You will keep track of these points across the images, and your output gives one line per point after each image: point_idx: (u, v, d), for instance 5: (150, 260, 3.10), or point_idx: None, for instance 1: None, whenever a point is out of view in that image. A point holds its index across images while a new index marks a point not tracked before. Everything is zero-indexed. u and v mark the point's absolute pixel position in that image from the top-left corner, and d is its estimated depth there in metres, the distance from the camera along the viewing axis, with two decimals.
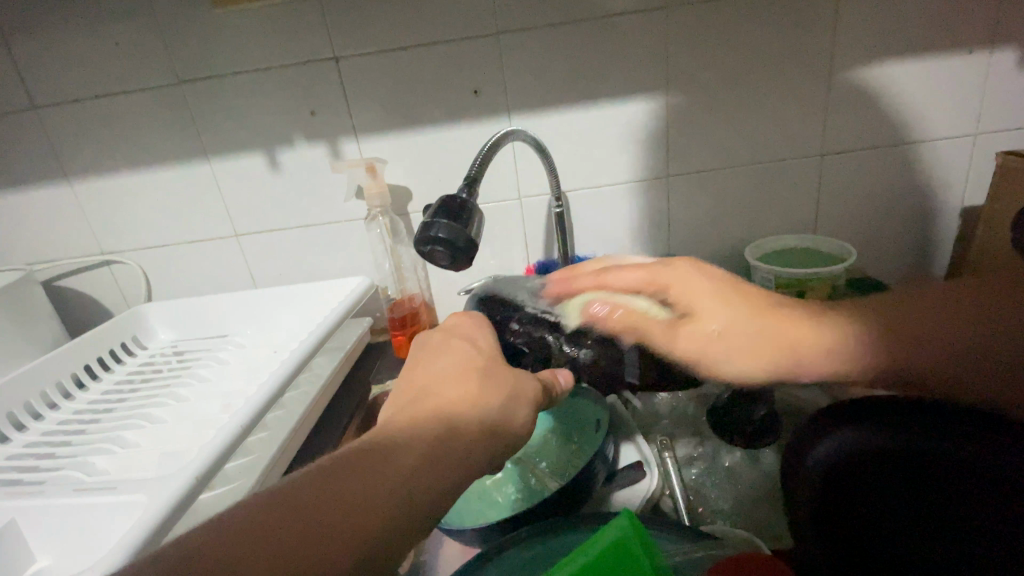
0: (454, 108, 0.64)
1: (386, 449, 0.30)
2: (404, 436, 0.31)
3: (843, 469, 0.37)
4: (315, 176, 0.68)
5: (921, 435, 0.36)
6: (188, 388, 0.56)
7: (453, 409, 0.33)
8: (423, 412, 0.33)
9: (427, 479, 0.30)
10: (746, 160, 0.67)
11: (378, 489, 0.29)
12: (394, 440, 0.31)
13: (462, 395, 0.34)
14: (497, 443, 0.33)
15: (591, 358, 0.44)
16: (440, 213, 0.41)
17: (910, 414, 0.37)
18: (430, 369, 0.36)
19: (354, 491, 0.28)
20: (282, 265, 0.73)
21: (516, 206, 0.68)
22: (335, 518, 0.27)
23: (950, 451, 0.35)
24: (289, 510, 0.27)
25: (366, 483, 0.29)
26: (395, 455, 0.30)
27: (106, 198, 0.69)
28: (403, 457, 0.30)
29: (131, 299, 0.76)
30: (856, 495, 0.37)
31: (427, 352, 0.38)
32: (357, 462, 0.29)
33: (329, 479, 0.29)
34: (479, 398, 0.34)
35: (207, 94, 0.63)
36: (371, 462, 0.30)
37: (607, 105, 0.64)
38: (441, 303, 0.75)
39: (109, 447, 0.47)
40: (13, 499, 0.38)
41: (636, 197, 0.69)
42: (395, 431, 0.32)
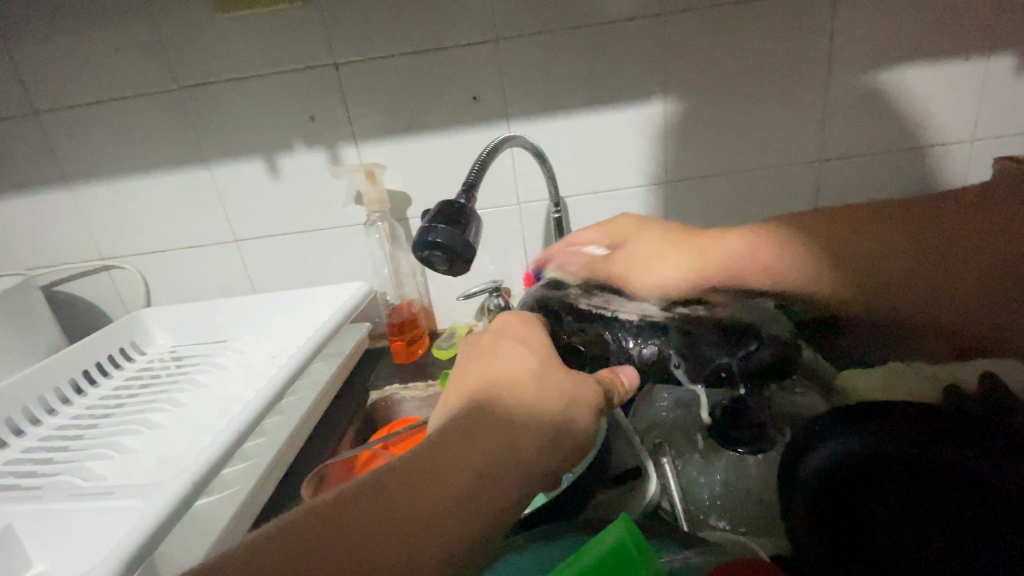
0: (452, 115, 0.64)
1: (446, 457, 0.31)
2: (466, 442, 0.31)
3: (844, 478, 0.32)
4: (313, 182, 0.68)
5: (951, 442, 0.29)
6: (186, 393, 0.56)
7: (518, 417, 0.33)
8: (480, 416, 0.33)
9: (491, 483, 0.31)
10: (744, 166, 0.68)
11: (439, 498, 0.30)
12: (450, 448, 0.31)
13: (520, 396, 0.34)
14: (561, 444, 0.34)
15: (650, 353, 0.46)
16: (440, 218, 0.41)
17: (936, 416, 0.30)
18: (487, 367, 0.37)
19: (414, 500, 0.29)
20: (280, 271, 0.74)
21: (515, 212, 0.68)
22: (405, 531, 0.28)
23: (986, 462, 0.28)
24: (348, 521, 0.29)
25: (427, 492, 0.30)
26: (455, 462, 0.31)
27: (106, 203, 0.69)
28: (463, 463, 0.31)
29: (130, 304, 0.76)
30: (866, 509, 0.32)
31: (478, 354, 0.39)
32: (419, 470, 0.31)
33: (392, 493, 0.30)
34: (538, 401, 0.34)
35: (207, 100, 0.64)
36: (432, 471, 0.31)
37: (605, 111, 0.64)
38: (440, 308, 0.75)
39: (107, 452, 0.47)
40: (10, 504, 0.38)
41: (634, 203, 0.69)
42: (454, 433, 0.32)
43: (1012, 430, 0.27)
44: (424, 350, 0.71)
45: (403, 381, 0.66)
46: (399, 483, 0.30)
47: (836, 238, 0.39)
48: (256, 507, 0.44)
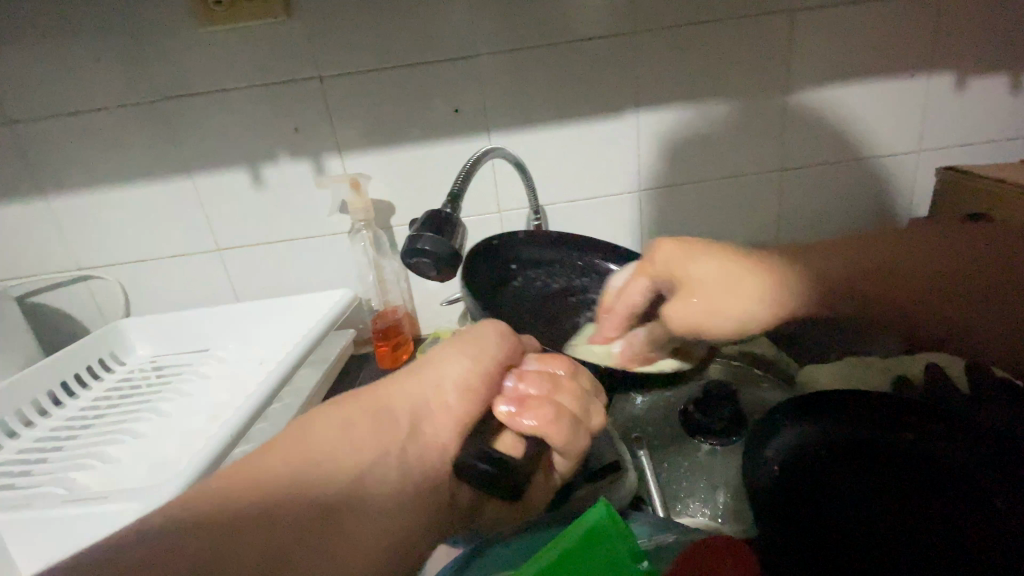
0: (435, 126, 0.66)
1: (323, 461, 0.34)
2: (362, 442, 0.36)
3: (805, 455, 0.42)
4: (297, 191, 0.69)
5: (856, 425, 0.42)
6: (170, 402, 0.57)
7: (419, 411, 0.39)
8: (381, 423, 0.37)
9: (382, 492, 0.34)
10: (712, 176, 0.72)
11: (318, 495, 0.32)
12: (344, 455, 0.34)
13: (444, 401, 0.39)
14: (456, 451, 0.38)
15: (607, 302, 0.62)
16: (425, 226, 0.43)
17: (847, 404, 0.43)
18: (432, 375, 0.41)
19: (296, 490, 0.31)
20: (263, 279, 0.74)
21: (496, 219, 0.70)
22: (275, 514, 0.30)
23: (879, 436, 0.41)
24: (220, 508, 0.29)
25: (298, 490, 0.31)
26: (335, 469, 0.34)
27: (84, 213, 0.69)
28: (343, 470, 0.34)
29: (108, 314, 0.75)
30: (811, 479, 0.41)
31: (415, 369, 0.42)
32: (286, 473, 0.32)
33: (268, 486, 0.31)
34: (454, 405, 0.39)
35: (191, 111, 0.64)
36: (308, 470, 0.33)
37: (582, 123, 0.68)
38: (423, 314, 0.76)
39: (91, 462, 0.47)
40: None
41: (610, 210, 0.72)
42: (356, 444, 0.35)
43: (897, 418, 0.41)
44: (408, 355, 0.72)
45: None
46: (263, 476, 0.31)
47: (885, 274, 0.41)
48: None
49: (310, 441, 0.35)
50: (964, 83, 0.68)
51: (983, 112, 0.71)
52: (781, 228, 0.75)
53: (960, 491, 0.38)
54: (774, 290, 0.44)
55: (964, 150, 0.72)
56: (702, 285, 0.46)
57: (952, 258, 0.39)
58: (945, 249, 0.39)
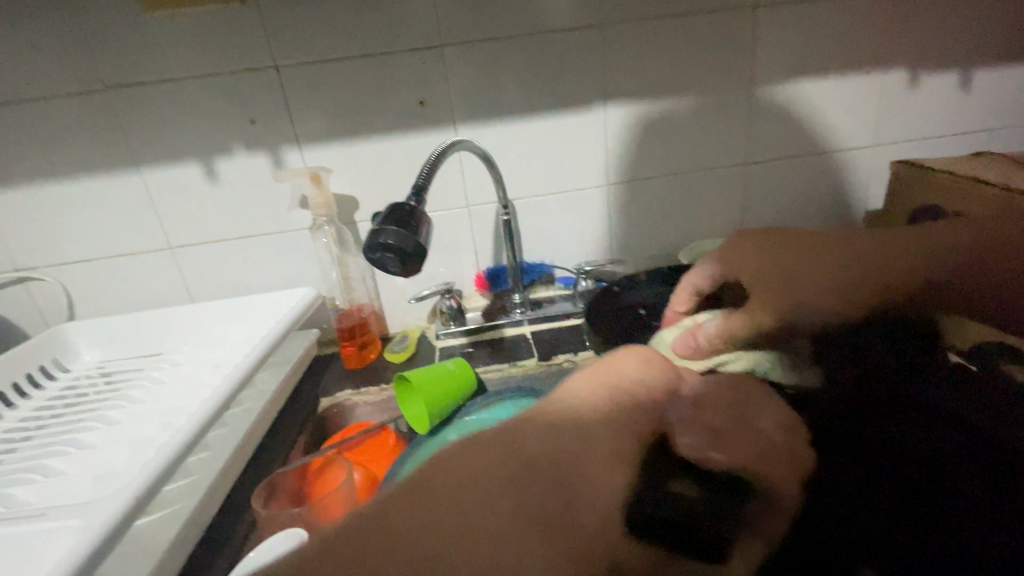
0: (401, 118, 0.64)
1: (440, 477, 0.26)
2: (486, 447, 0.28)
3: None
4: (255, 186, 0.66)
5: None
6: (120, 410, 0.53)
7: (537, 414, 0.31)
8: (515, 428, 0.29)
9: (533, 513, 0.25)
10: (679, 170, 0.72)
11: (455, 522, 0.24)
12: (442, 468, 0.27)
13: (591, 399, 0.32)
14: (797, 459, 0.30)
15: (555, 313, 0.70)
16: (390, 221, 0.41)
17: None
18: (615, 370, 0.34)
19: (409, 523, 0.24)
20: (220, 278, 0.71)
21: (465, 214, 0.69)
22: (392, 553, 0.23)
23: None
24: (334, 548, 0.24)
25: (428, 519, 0.24)
26: (459, 484, 0.26)
27: (22, 210, 0.64)
28: (469, 485, 0.26)
29: (51, 319, 0.70)
30: None
31: (597, 364, 0.37)
32: (412, 495, 0.25)
33: (385, 514, 0.25)
34: (710, 391, 0.33)
35: (139, 101, 0.61)
36: (429, 490, 0.25)
37: (550, 116, 0.67)
38: (391, 312, 0.74)
39: (31, 477, 0.44)
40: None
41: (579, 204, 0.72)
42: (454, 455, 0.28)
43: None
44: (376, 355, 0.70)
45: (355, 386, 0.65)
46: (389, 507, 0.25)
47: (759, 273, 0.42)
48: (201, 524, 0.42)
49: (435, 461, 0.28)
50: (916, 79, 0.71)
51: (933, 107, 0.73)
52: (746, 221, 0.76)
53: (963, 486, 0.29)
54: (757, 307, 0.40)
55: (916, 144, 0.75)
56: (802, 267, 0.40)
57: (867, 263, 0.39)
58: (869, 251, 0.40)
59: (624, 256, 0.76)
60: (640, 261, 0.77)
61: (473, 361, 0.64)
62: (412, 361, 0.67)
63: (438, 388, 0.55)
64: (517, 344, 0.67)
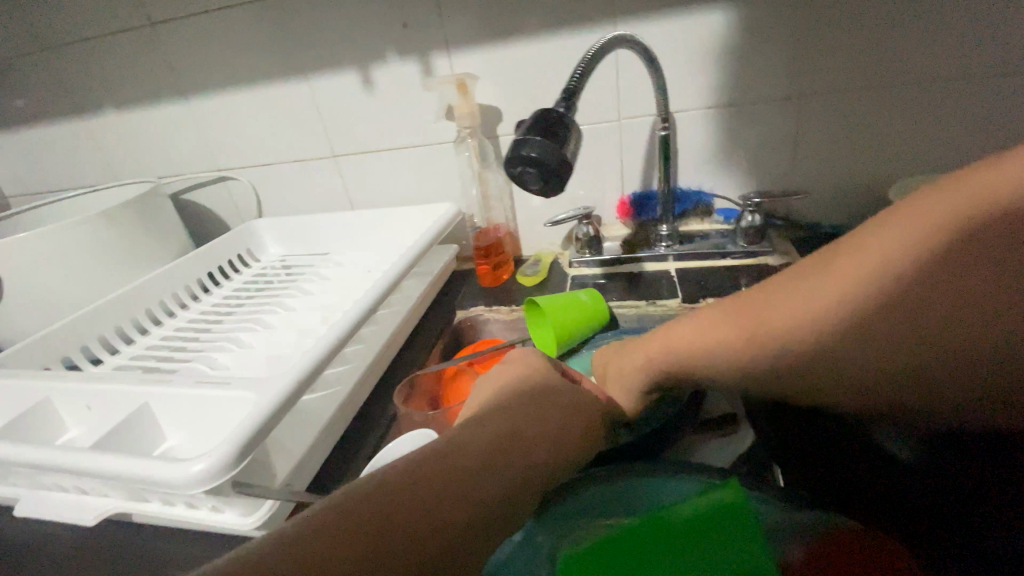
0: (553, 15, 0.57)
1: (437, 493, 0.28)
2: (456, 492, 0.28)
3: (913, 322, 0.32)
4: (406, 95, 0.66)
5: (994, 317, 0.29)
6: (292, 298, 0.61)
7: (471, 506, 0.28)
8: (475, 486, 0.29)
9: (485, 496, 0.29)
10: (905, 79, 0.55)
11: (434, 522, 0.26)
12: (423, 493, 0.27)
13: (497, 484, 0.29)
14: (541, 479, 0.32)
15: (704, 252, 0.62)
16: (535, 129, 0.36)
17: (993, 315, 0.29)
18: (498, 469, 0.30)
19: (414, 504, 0.27)
20: (373, 188, 0.74)
21: (615, 128, 0.61)
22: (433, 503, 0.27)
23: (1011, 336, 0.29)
24: (381, 502, 0.27)
25: (426, 518, 0.27)
26: (443, 504, 0.27)
27: (220, 116, 0.73)
28: (453, 508, 0.27)
29: (244, 214, 0.81)
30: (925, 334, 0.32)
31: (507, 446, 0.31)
32: (379, 501, 0.27)
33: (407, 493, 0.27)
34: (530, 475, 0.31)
35: (305, 7, 0.62)
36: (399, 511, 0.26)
37: (734, 6, 0.54)
38: (527, 235, 0.72)
39: (227, 346, 0.53)
40: (142, 382, 0.41)
41: (757, 121, 0.59)
42: (456, 464, 0.29)
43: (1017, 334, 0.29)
44: (509, 276, 0.70)
45: (488, 303, 0.65)
46: (385, 502, 0.27)
47: (521, 404, 0.35)
48: (350, 409, 0.47)
49: (443, 476, 0.29)
50: None
51: None
52: (998, 151, 0.57)
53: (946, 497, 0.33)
54: (500, 413, 0.34)
55: None
56: None
57: None
58: None
59: (807, 188, 0.63)
60: (827, 195, 0.63)
61: (607, 294, 0.60)
62: (545, 285, 0.65)
63: (569, 318, 0.53)
64: (659, 281, 0.61)
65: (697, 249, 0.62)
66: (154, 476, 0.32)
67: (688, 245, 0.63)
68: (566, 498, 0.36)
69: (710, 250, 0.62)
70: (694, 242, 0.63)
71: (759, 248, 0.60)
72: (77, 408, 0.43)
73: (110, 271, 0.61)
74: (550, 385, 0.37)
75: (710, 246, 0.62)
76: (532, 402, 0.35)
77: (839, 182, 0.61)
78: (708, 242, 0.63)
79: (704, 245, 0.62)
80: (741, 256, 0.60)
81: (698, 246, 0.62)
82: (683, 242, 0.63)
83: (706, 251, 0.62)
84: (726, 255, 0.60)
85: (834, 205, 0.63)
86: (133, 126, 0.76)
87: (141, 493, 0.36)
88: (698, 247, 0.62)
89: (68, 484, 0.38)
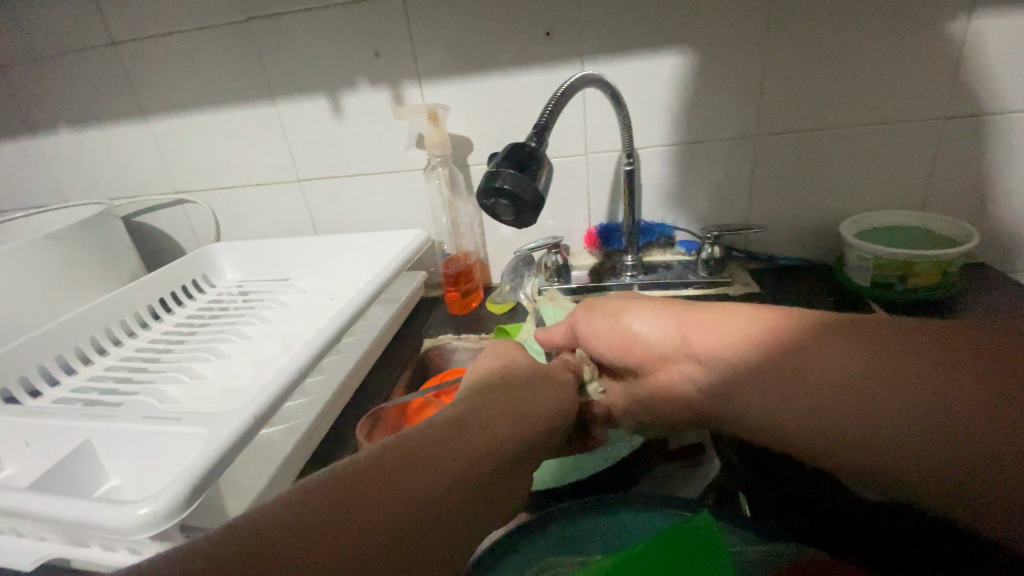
0: (524, 52, 0.59)
1: (403, 472, 0.28)
2: (423, 469, 0.28)
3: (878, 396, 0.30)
4: (377, 123, 0.66)
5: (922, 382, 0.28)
6: (251, 326, 0.59)
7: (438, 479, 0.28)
8: (442, 462, 0.29)
9: (449, 472, 0.29)
10: (849, 123, 0.59)
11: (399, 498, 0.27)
12: (389, 470, 0.28)
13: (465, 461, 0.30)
14: (510, 457, 0.32)
15: (669, 282, 0.63)
16: (508, 162, 0.37)
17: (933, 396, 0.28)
18: (463, 444, 0.31)
19: (380, 485, 0.27)
20: (340, 213, 0.73)
21: (583, 161, 0.63)
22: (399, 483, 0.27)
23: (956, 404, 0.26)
24: (349, 483, 0.27)
25: (392, 497, 0.27)
26: (410, 482, 0.27)
27: (180, 137, 0.71)
28: (420, 484, 0.28)
29: (202, 238, 0.78)
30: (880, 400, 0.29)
31: (473, 426, 0.32)
32: (348, 486, 0.26)
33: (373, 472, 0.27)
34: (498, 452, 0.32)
35: (274, 33, 0.62)
36: (365, 494, 0.26)
37: (695, 51, 0.57)
38: (496, 262, 0.73)
39: (178, 377, 0.50)
40: (86, 417, 0.38)
41: (717, 158, 0.63)
42: (424, 440, 0.30)
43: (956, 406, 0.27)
44: (478, 303, 0.69)
45: (456, 331, 0.65)
46: (352, 485, 0.26)
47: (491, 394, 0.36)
48: (314, 442, 0.45)
49: (413, 453, 0.29)
50: None
51: None
52: (933, 192, 0.62)
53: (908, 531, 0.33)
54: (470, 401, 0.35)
55: None
56: None
57: None
58: None
59: (764, 221, 0.66)
60: (782, 228, 0.66)
61: None
62: (514, 313, 0.65)
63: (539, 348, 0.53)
64: None
65: (662, 280, 0.64)
66: (93, 521, 0.29)
67: (653, 276, 0.64)
68: (535, 535, 0.35)
69: (675, 280, 0.63)
70: (658, 273, 0.65)
71: (721, 279, 0.62)
72: (11, 444, 0.39)
73: (55, 296, 0.58)
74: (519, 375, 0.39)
75: (674, 276, 0.64)
76: (501, 391, 0.37)
77: (793, 216, 0.65)
78: (672, 273, 0.64)
79: (668, 275, 0.64)
80: (704, 287, 0.62)
81: (663, 276, 0.64)
82: (648, 272, 0.65)
83: (671, 282, 0.63)
84: (690, 285, 0.62)
85: (789, 238, 0.67)
86: (85, 144, 0.73)
87: (78, 539, 0.33)
88: (663, 277, 0.64)
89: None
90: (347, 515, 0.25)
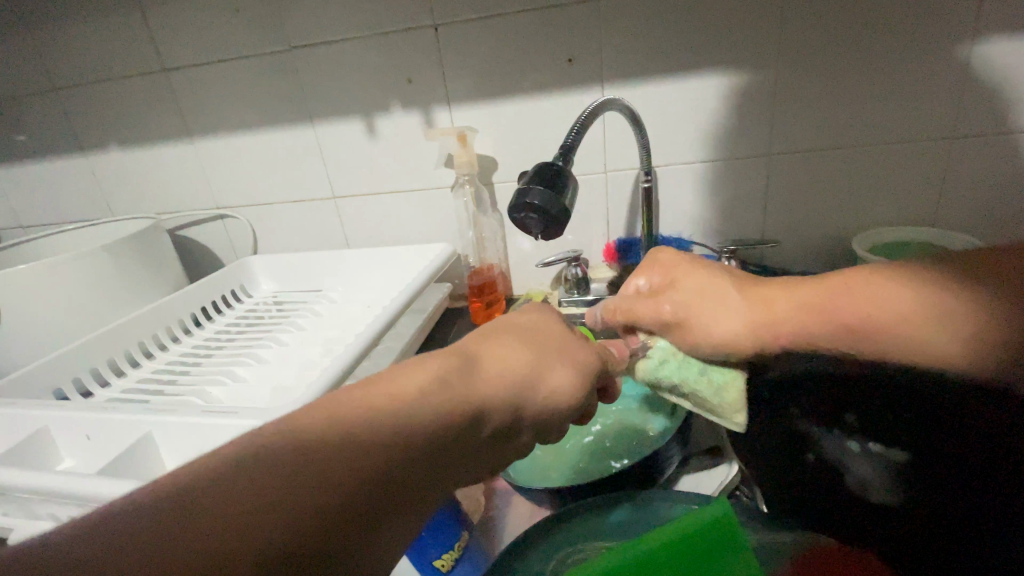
0: (547, 77, 0.63)
1: (361, 436, 0.24)
2: (381, 434, 0.24)
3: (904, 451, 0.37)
4: (407, 143, 0.70)
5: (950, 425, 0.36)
6: (287, 333, 0.62)
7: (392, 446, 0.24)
8: (403, 429, 0.25)
9: (411, 440, 0.25)
10: (859, 143, 0.62)
11: (349, 466, 0.23)
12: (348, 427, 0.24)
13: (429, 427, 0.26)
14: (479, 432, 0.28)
15: None
16: (536, 179, 0.40)
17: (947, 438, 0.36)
18: (433, 409, 0.26)
19: (335, 447, 0.23)
20: (370, 228, 0.77)
21: (602, 179, 0.66)
22: (357, 449, 0.23)
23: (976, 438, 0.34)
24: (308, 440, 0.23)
25: (342, 462, 0.23)
26: (366, 454, 0.23)
27: (224, 157, 0.75)
28: (375, 455, 0.24)
29: (239, 251, 0.83)
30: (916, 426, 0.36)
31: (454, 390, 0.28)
32: (302, 444, 0.23)
33: (327, 431, 0.23)
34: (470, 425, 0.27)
35: (314, 62, 0.67)
36: (316, 456, 0.22)
37: (710, 76, 0.60)
38: (518, 275, 0.76)
39: (222, 379, 0.54)
40: (144, 411, 0.41)
41: (731, 176, 0.65)
42: (394, 397, 0.26)
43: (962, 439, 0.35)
44: (500, 314, 0.72)
45: None
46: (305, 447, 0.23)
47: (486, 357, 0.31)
48: None
49: (379, 413, 0.25)
50: None
51: None
52: (945, 209, 0.63)
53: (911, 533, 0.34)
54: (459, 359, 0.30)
55: None
56: None
57: None
58: None
59: (778, 236, 0.68)
60: (796, 243, 0.68)
61: None
62: None
63: None
64: None
65: None
66: None
67: None
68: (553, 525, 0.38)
69: None
70: None
71: None
72: (74, 436, 0.43)
73: (108, 304, 0.62)
74: (525, 340, 0.34)
75: None
76: (497, 354, 0.31)
77: (806, 232, 0.67)
78: None
79: None
80: None
81: None
82: None
83: None
84: None
85: (802, 253, 0.69)
86: (136, 163, 0.78)
87: None
88: None
89: (65, 513, 0.38)
90: (295, 481, 0.22)
